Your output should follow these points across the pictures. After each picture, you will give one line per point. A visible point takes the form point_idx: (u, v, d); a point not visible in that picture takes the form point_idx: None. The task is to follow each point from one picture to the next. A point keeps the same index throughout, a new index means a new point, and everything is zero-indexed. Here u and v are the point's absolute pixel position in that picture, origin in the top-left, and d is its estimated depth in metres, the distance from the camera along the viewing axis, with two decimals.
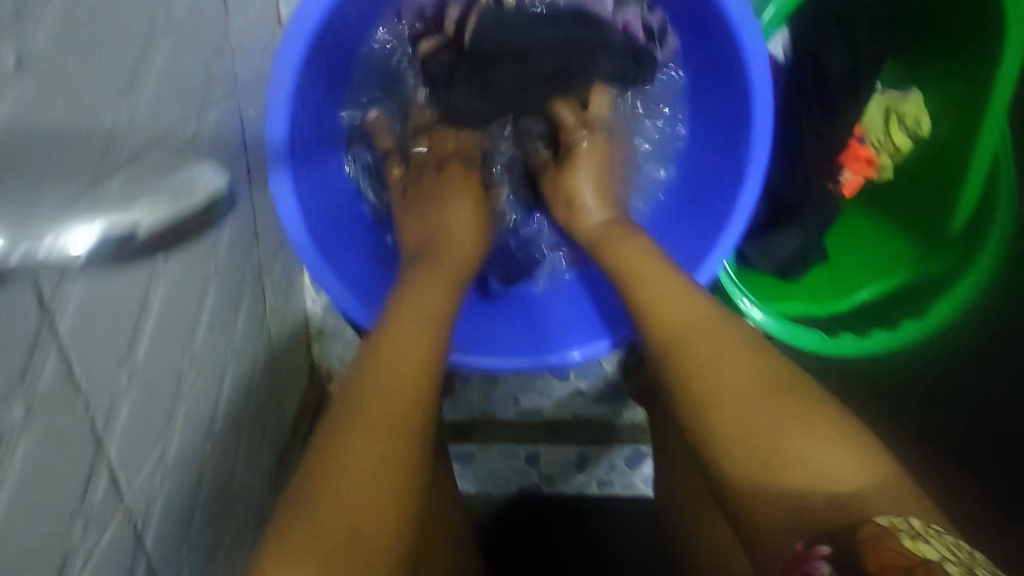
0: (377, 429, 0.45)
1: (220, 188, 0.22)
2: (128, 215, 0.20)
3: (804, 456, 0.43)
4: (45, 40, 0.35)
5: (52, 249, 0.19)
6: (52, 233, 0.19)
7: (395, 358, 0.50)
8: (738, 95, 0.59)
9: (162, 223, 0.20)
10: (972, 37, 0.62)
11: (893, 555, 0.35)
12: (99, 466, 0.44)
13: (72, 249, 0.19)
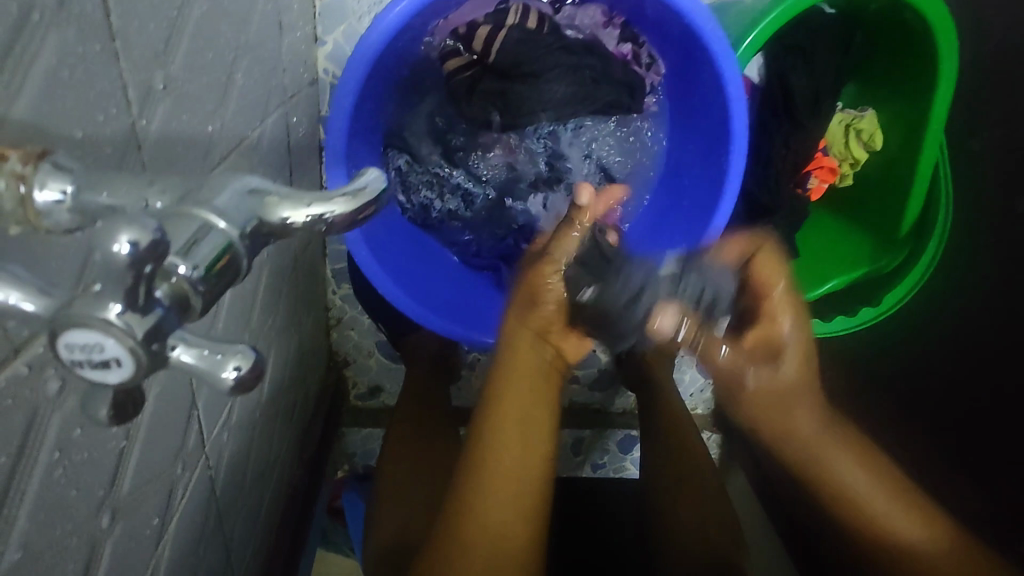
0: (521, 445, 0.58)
1: (382, 187, 0.27)
2: (329, 204, 0.25)
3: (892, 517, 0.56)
4: (180, 64, 0.44)
5: (271, 220, 0.24)
6: (285, 207, 0.24)
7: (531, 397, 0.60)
8: (715, 113, 0.66)
9: (355, 211, 0.25)
10: (913, 69, 0.73)
11: None
12: (192, 419, 0.53)
13: (287, 219, 0.24)
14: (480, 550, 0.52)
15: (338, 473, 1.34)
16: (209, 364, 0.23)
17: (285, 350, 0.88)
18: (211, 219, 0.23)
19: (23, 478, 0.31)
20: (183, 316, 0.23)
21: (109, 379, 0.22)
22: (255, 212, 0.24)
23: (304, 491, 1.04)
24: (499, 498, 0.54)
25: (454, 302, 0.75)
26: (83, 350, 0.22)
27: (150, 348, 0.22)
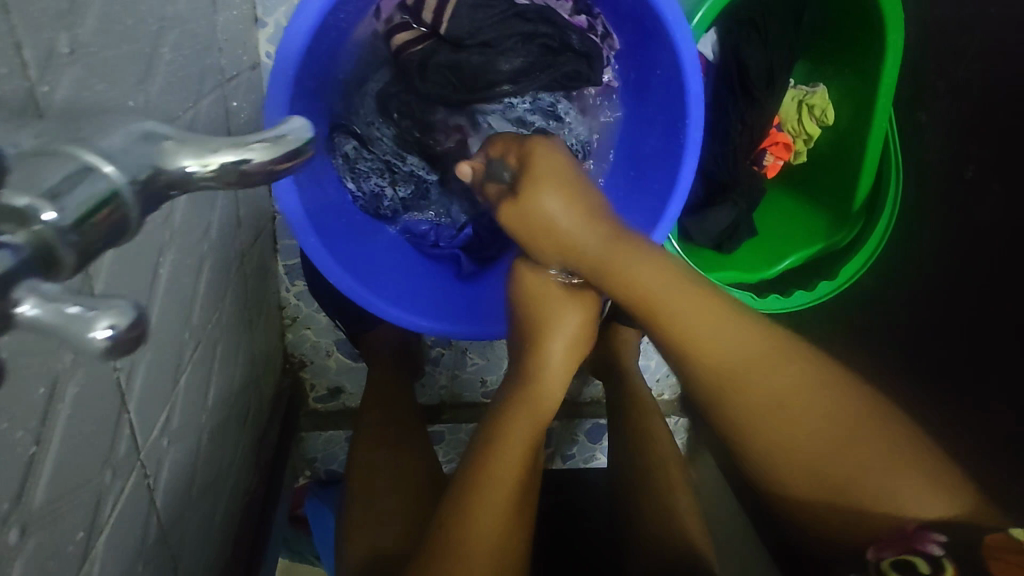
0: (506, 477, 0.59)
1: (307, 137, 0.25)
2: (243, 151, 0.23)
3: (780, 428, 0.55)
4: (92, 26, 0.40)
5: (169, 169, 0.23)
6: (186, 161, 0.23)
7: (511, 426, 0.61)
8: (670, 85, 0.65)
9: (272, 159, 0.24)
10: (860, 39, 0.73)
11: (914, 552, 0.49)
12: (121, 424, 0.48)
13: (190, 168, 0.23)
14: (475, 556, 0.55)
15: (300, 479, 1.30)
16: (76, 322, 0.21)
17: (234, 349, 0.83)
18: (92, 161, 0.22)
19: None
20: (48, 272, 0.21)
21: None
22: (152, 161, 0.23)
23: (262, 502, 0.99)
24: (494, 515, 0.57)
25: (417, 291, 0.73)
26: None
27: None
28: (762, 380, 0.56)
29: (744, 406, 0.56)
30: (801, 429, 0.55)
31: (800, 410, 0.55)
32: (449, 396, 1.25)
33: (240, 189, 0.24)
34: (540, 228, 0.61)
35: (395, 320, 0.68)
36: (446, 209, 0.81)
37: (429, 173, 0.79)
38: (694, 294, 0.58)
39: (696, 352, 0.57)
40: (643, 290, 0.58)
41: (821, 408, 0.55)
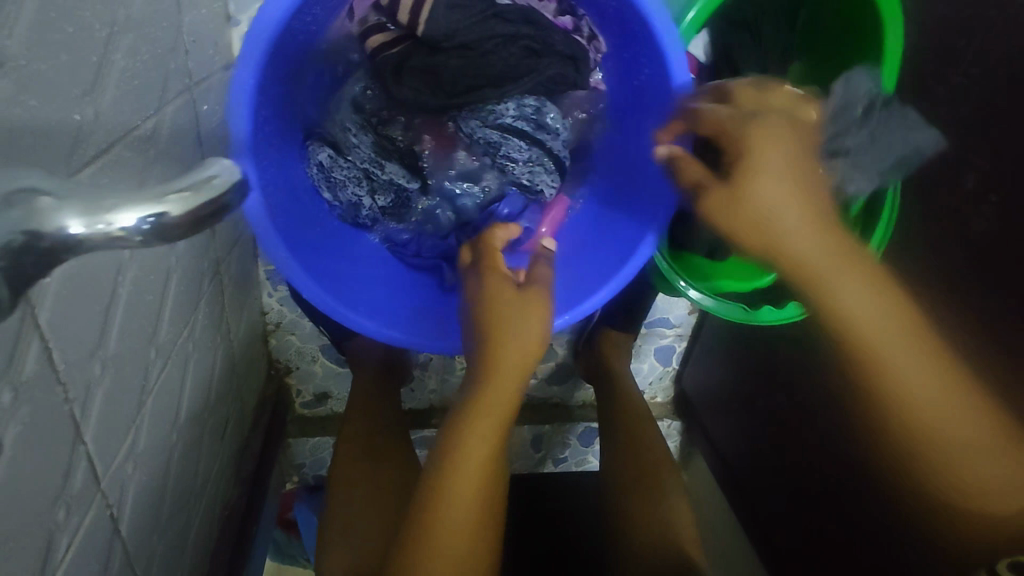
0: (462, 478, 0.58)
1: (233, 175, 0.26)
2: (160, 205, 0.24)
3: (970, 462, 0.52)
4: (23, 36, 0.37)
5: (47, 231, 0.23)
6: (74, 223, 0.23)
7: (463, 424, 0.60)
8: (660, 91, 0.63)
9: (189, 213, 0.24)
10: (853, 40, 0.70)
11: None
12: (77, 455, 0.46)
13: (85, 229, 0.23)
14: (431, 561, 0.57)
15: (287, 484, 1.28)
16: None
17: (210, 361, 0.80)
18: None
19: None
20: None
21: None
22: (23, 226, 0.23)
23: (245, 513, 0.97)
24: (450, 520, 0.58)
25: (394, 304, 0.70)
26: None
27: None
28: (947, 401, 0.52)
29: (961, 437, 0.52)
30: (982, 444, 0.52)
31: (997, 435, 0.52)
32: (439, 400, 1.23)
33: (150, 242, 0.24)
34: (768, 225, 0.53)
35: (361, 328, 0.65)
36: (428, 217, 0.77)
37: (410, 182, 0.76)
38: (881, 295, 0.53)
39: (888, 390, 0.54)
40: (852, 313, 0.53)
41: (987, 438, 0.52)
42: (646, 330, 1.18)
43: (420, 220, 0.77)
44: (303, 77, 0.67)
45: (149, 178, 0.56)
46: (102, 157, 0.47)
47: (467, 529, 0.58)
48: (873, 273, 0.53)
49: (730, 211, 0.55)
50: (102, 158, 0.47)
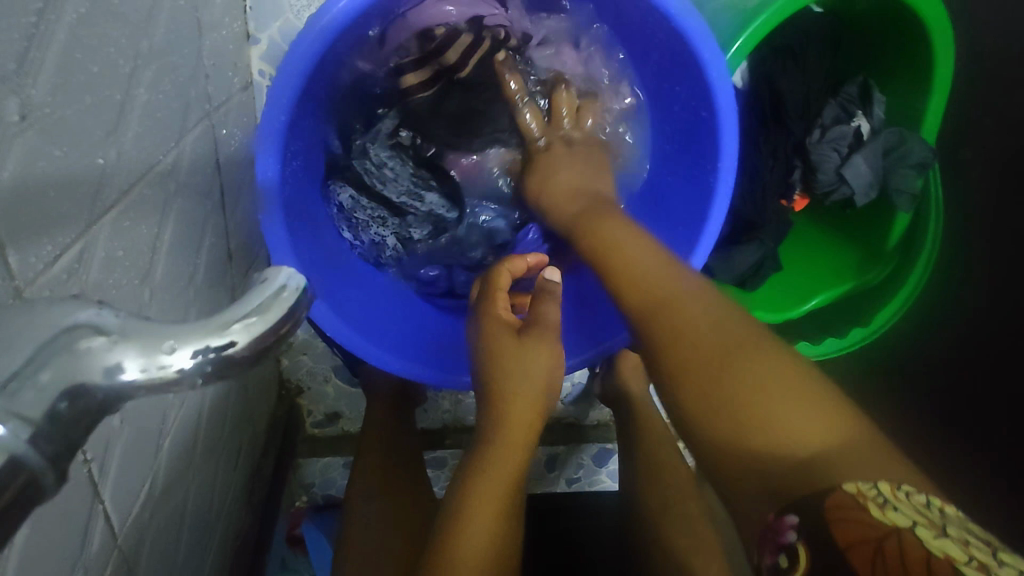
0: (484, 526, 0.51)
1: (303, 284, 0.23)
2: (225, 335, 0.21)
3: (732, 389, 0.44)
4: (48, 83, 0.34)
5: (98, 384, 0.20)
6: (128, 372, 0.20)
7: (479, 465, 0.54)
8: (704, 125, 0.61)
9: (248, 346, 0.21)
10: (896, 70, 0.68)
11: (860, 526, 0.33)
12: (95, 514, 0.43)
13: (146, 374, 0.20)
14: None
15: (296, 503, 1.25)
16: None
17: (224, 388, 0.78)
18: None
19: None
20: None
21: None
22: (69, 383, 0.19)
23: (254, 542, 0.95)
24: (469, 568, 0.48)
25: (418, 340, 0.67)
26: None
27: None
28: (753, 377, 0.44)
29: (712, 383, 0.45)
30: (802, 422, 0.41)
31: (789, 394, 0.43)
32: (452, 420, 1.20)
33: (211, 383, 0.21)
34: (603, 234, 0.59)
35: (381, 362, 0.62)
36: (451, 250, 0.76)
37: (450, 211, 0.76)
38: (704, 299, 0.50)
39: (669, 314, 0.50)
40: (635, 266, 0.54)
41: (760, 359, 0.45)
42: None
43: (439, 256, 0.77)
44: (329, 105, 0.65)
45: (168, 216, 0.53)
46: (124, 200, 0.45)
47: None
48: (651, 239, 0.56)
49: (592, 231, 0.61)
50: (124, 201, 0.44)
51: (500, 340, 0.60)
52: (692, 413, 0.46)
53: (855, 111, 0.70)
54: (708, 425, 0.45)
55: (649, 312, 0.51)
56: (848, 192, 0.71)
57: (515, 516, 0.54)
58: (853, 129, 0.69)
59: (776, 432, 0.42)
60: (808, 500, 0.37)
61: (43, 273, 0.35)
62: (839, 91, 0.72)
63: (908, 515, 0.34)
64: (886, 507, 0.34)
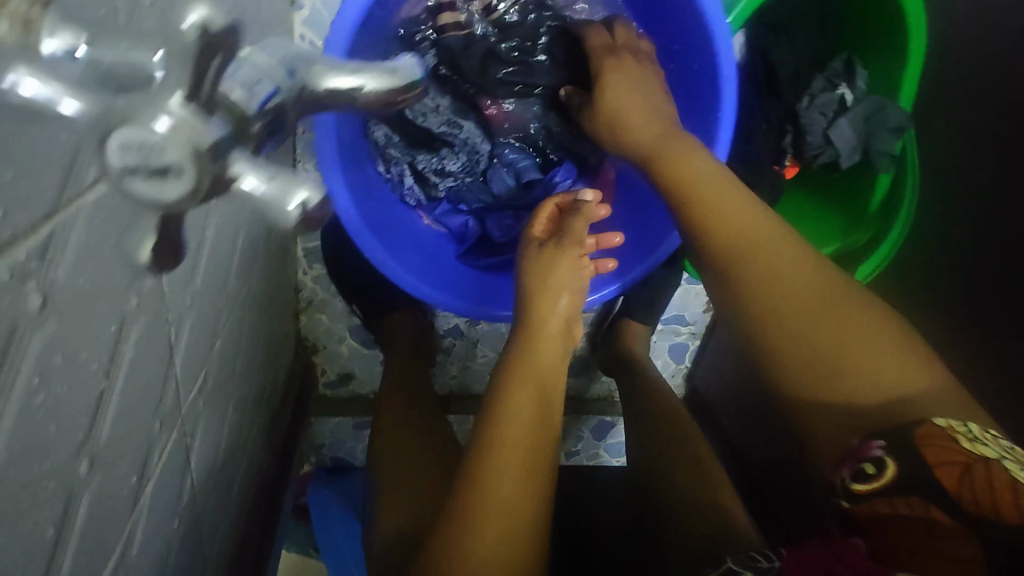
0: (516, 430, 0.62)
1: (415, 76, 0.29)
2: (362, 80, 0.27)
3: (822, 329, 0.54)
4: None
5: (308, 85, 0.27)
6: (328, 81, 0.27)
7: (511, 380, 0.65)
8: (706, 81, 0.68)
9: (379, 92, 0.28)
10: (876, 44, 0.76)
11: (954, 455, 0.46)
12: (170, 375, 0.49)
13: (326, 88, 0.27)
14: (492, 508, 0.57)
15: (305, 466, 1.28)
16: (280, 194, 0.25)
17: (259, 321, 0.83)
18: (256, 67, 0.26)
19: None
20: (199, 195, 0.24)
21: (164, 194, 0.23)
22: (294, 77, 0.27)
23: (269, 484, 0.98)
24: (510, 463, 0.59)
25: (443, 270, 0.77)
26: (137, 151, 0.22)
27: (215, 165, 0.24)
28: (850, 332, 0.53)
29: (806, 328, 0.54)
30: (889, 365, 0.51)
31: (881, 340, 0.52)
32: (459, 388, 1.23)
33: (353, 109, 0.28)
34: (682, 174, 0.61)
35: (405, 284, 0.71)
36: (460, 198, 0.83)
37: (483, 142, 0.82)
38: (791, 248, 0.57)
39: (759, 261, 0.57)
40: (730, 222, 0.58)
41: (850, 307, 0.54)
42: (661, 327, 1.21)
43: (449, 197, 0.83)
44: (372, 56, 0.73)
45: None
46: None
47: (518, 481, 0.59)
48: (719, 171, 0.60)
49: (666, 169, 0.62)
50: None
51: (539, 268, 0.71)
52: (779, 349, 0.55)
53: (839, 83, 0.78)
54: (794, 359, 0.55)
55: (741, 253, 0.57)
56: (834, 154, 0.78)
57: (543, 426, 0.64)
58: (838, 96, 0.77)
59: (871, 380, 0.51)
60: (896, 430, 0.49)
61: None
62: (827, 66, 0.80)
63: (995, 451, 0.46)
64: (974, 440, 0.46)
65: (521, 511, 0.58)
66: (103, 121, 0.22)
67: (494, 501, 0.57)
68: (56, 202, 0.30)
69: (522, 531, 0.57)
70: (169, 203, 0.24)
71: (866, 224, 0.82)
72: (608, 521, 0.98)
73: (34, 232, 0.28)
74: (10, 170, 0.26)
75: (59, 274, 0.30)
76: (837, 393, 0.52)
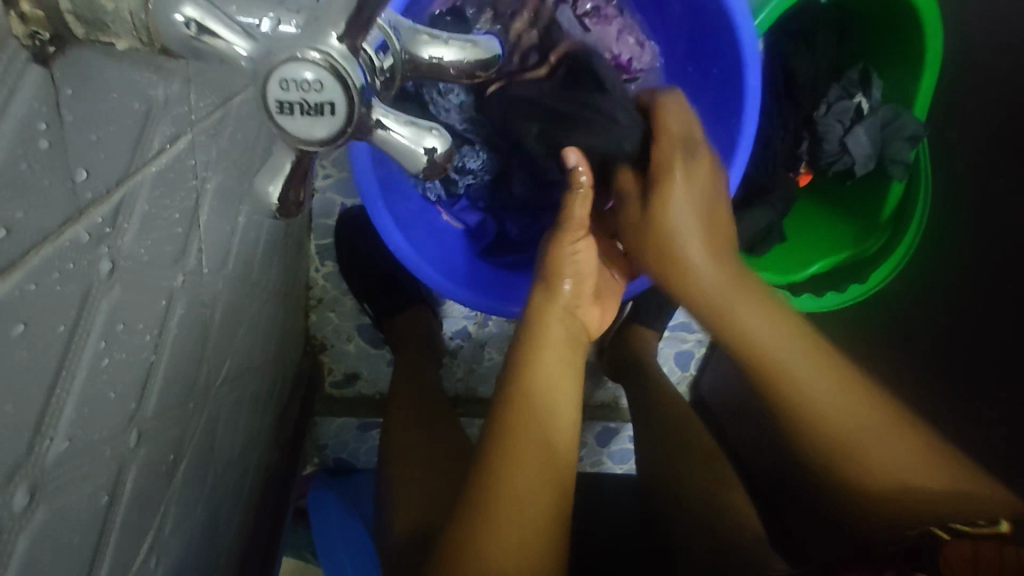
0: (531, 432, 0.57)
1: (494, 53, 0.32)
2: (460, 54, 0.30)
3: (863, 444, 0.55)
4: None
5: (416, 56, 0.30)
6: (434, 52, 0.30)
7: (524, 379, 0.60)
8: (729, 84, 0.68)
9: (465, 64, 0.30)
10: (891, 56, 0.78)
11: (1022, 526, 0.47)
12: (203, 358, 0.48)
13: (429, 59, 0.30)
14: (505, 511, 0.53)
15: (306, 468, 1.25)
16: (412, 145, 0.29)
17: (275, 312, 0.83)
18: (382, 29, 0.28)
19: (69, 373, 0.26)
20: (324, 122, 0.26)
21: (315, 130, 0.27)
22: (406, 47, 0.29)
23: (276, 482, 0.97)
24: (522, 464, 0.55)
25: (459, 263, 0.77)
26: (297, 87, 0.25)
27: (360, 110, 0.27)
28: (888, 438, 0.55)
29: (843, 446, 0.56)
30: (911, 461, 0.54)
31: (906, 441, 0.55)
32: (463, 392, 1.19)
33: (453, 74, 0.31)
34: (691, 281, 0.60)
35: (422, 271, 0.71)
36: (478, 196, 0.84)
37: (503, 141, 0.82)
38: (813, 357, 0.57)
39: (790, 383, 0.57)
40: (769, 349, 0.58)
41: (870, 409, 0.56)
42: (668, 332, 1.17)
43: (467, 195, 0.84)
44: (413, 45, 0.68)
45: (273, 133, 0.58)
46: None
47: (531, 485, 0.55)
48: (739, 270, 0.60)
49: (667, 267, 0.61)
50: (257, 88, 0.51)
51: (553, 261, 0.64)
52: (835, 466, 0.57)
53: (855, 92, 0.80)
54: (850, 479, 0.57)
55: (777, 379, 0.58)
56: (849, 161, 0.80)
57: (560, 429, 0.59)
58: (854, 104, 0.79)
59: (912, 488, 0.54)
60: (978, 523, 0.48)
61: (205, 117, 0.40)
62: (843, 76, 0.82)
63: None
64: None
65: (527, 514, 0.54)
66: (264, 63, 0.25)
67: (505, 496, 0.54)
68: (127, 170, 0.30)
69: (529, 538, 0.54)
70: (316, 140, 0.27)
71: (878, 232, 0.83)
72: (617, 527, 0.97)
73: (109, 196, 0.28)
74: (94, 133, 0.27)
75: (126, 242, 0.30)
76: (893, 496, 0.55)
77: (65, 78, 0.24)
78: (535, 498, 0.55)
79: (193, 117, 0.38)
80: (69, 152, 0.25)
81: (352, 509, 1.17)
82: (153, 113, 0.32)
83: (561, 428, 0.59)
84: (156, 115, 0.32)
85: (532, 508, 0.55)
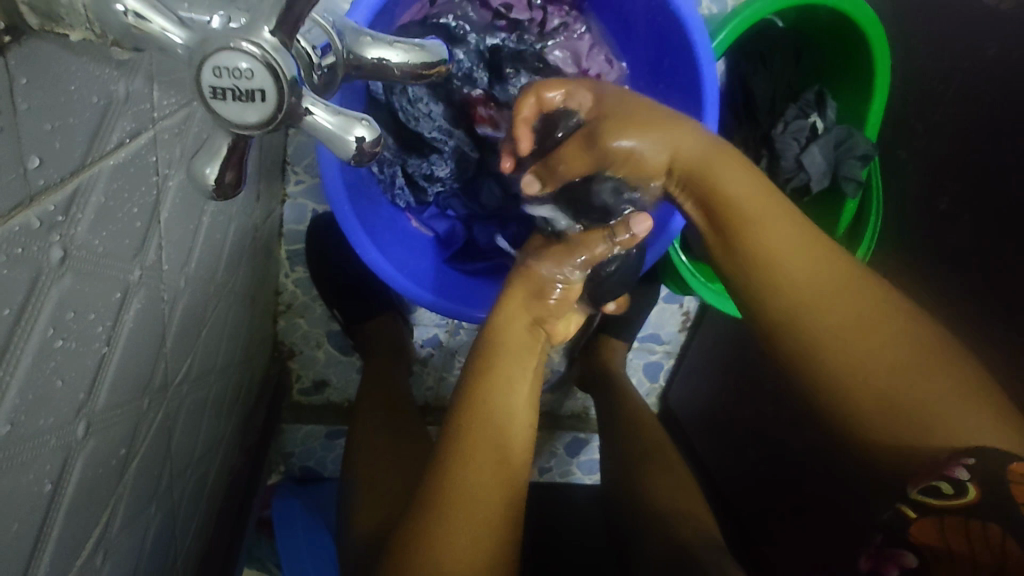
0: (484, 440, 0.57)
1: (440, 55, 0.33)
2: (402, 55, 0.31)
3: None
4: None
5: (357, 54, 0.31)
6: (374, 52, 0.31)
7: (475, 388, 0.59)
8: (688, 102, 0.71)
9: (409, 65, 0.32)
10: (842, 78, 0.82)
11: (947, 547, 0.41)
12: (160, 356, 0.48)
13: (371, 58, 0.31)
14: (454, 514, 0.53)
15: (272, 476, 1.23)
16: (340, 128, 0.28)
17: (241, 313, 0.82)
18: (323, 27, 0.30)
19: (12, 357, 0.27)
20: (255, 110, 0.26)
21: (246, 118, 0.26)
22: (348, 46, 0.31)
23: (239, 489, 0.95)
24: (475, 471, 0.55)
25: (427, 269, 0.78)
26: (229, 74, 0.25)
27: (291, 100, 0.26)
28: None
29: None
30: None
31: None
32: (433, 400, 1.19)
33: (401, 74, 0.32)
34: None
35: (391, 276, 0.71)
36: (446, 204, 0.86)
37: (472, 150, 0.83)
38: None
39: None
40: None
41: None
42: (637, 345, 1.16)
43: (436, 201, 0.86)
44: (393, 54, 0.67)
45: None
46: None
47: (485, 492, 0.55)
48: None
49: None
50: None
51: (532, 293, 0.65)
52: None
53: (811, 112, 0.84)
54: None
55: None
56: (805, 178, 0.84)
57: (513, 438, 0.59)
58: (809, 124, 0.83)
59: None
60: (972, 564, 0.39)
61: (168, 116, 0.40)
62: (800, 97, 0.86)
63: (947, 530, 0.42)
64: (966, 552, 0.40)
65: (481, 519, 0.54)
66: (198, 52, 0.25)
67: (453, 502, 0.53)
68: (83, 162, 0.30)
69: (480, 539, 0.53)
70: (249, 126, 0.27)
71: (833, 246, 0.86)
72: (581, 533, 0.98)
73: (61, 185, 0.29)
74: (48, 123, 0.27)
75: (79, 231, 0.31)
76: None
77: (20, 68, 0.25)
78: (485, 500, 0.55)
79: (155, 114, 0.38)
80: (19, 141, 0.25)
81: (318, 517, 1.15)
82: (114, 107, 0.32)
83: (514, 441, 0.59)
84: (114, 109, 0.32)
85: (485, 513, 0.54)
